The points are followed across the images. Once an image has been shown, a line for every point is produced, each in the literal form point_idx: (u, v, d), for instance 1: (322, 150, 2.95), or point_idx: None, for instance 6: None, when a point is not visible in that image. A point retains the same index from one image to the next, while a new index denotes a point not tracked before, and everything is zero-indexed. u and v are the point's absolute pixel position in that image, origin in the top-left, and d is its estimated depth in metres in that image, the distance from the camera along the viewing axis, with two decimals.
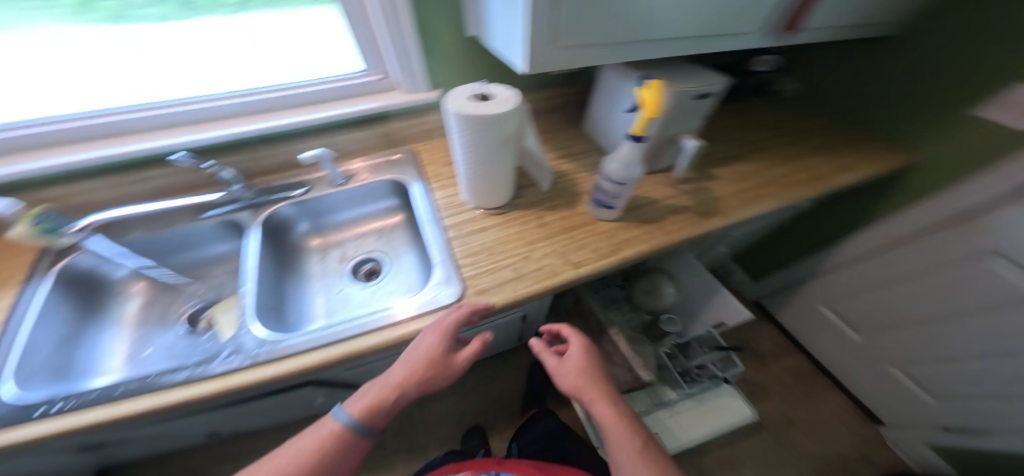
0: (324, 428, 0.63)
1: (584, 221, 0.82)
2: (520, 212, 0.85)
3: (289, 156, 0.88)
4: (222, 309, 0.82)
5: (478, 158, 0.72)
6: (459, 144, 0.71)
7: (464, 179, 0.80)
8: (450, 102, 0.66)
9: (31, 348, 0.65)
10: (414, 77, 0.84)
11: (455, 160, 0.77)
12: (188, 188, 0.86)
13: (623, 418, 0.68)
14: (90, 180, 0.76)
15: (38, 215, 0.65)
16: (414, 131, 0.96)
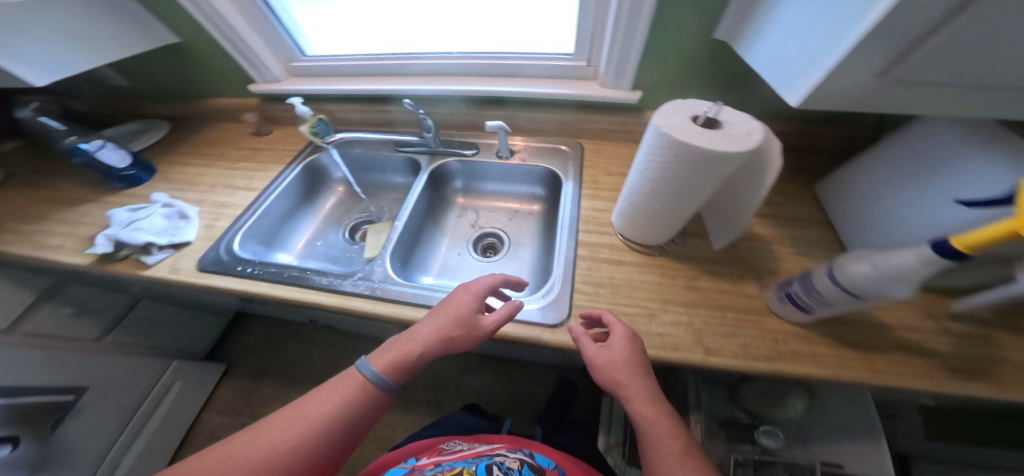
0: (345, 387, 0.51)
1: (753, 310, 0.61)
2: (675, 263, 0.68)
3: (476, 119, 0.90)
4: (373, 229, 0.88)
5: (660, 193, 0.56)
6: (645, 170, 0.56)
7: (626, 206, 0.65)
8: (661, 117, 0.51)
9: (263, 213, 0.83)
10: (625, 73, 0.72)
11: (627, 182, 0.62)
12: (396, 124, 0.97)
13: (682, 452, 0.46)
14: (338, 103, 0.95)
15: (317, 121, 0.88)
16: (594, 127, 0.85)
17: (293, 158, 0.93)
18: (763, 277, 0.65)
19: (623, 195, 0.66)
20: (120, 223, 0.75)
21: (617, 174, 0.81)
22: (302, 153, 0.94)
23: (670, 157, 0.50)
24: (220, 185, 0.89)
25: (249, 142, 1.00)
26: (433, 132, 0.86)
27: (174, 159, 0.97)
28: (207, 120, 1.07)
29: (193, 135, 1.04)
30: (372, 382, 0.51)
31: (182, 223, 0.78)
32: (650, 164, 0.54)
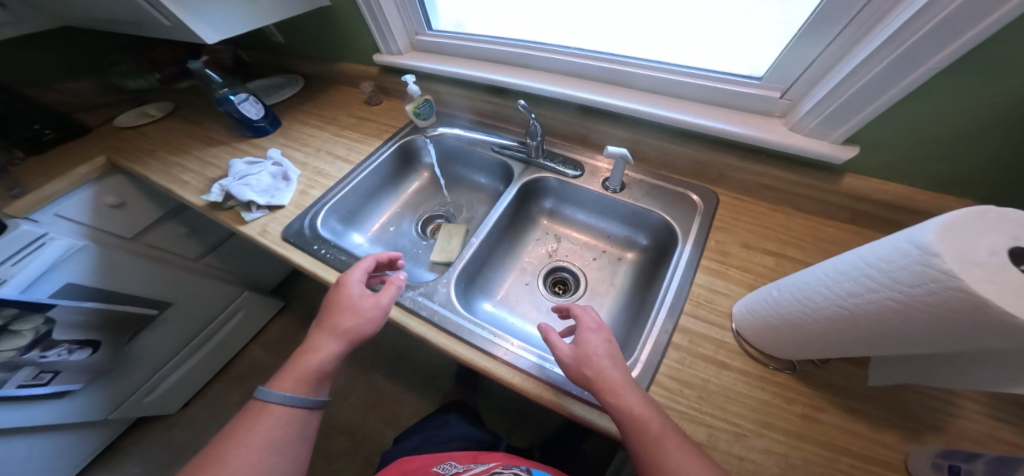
0: (260, 421, 0.48)
1: (881, 460, 0.41)
2: (809, 390, 0.46)
3: (592, 134, 0.76)
4: (446, 229, 0.83)
5: (866, 333, 0.34)
6: (859, 293, 0.33)
7: (780, 309, 0.43)
8: (943, 232, 0.26)
9: (351, 190, 0.83)
10: (846, 124, 0.50)
11: (800, 282, 0.40)
12: (503, 121, 0.87)
13: (688, 455, 0.39)
14: (449, 85, 0.88)
15: (423, 102, 0.85)
16: (745, 178, 0.64)
17: (391, 136, 0.91)
18: (923, 434, 0.41)
19: (773, 289, 0.45)
20: (236, 174, 0.82)
21: (758, 249, 0.59)
22: (399, 132, 0.92)
23: (931, 305, 0.27)
24: (323, 151, 0.91)
25: (359, 111, 1.01)
26: (538, 142, 0.75)
27: (294, 116, 1.03)
28: (329, 82, 1.11)
29: (314, 94, 1.09)
30: (284, 404, 0.49)
31: (284, 185, 0.83)
32: (875, 294, 0.31)
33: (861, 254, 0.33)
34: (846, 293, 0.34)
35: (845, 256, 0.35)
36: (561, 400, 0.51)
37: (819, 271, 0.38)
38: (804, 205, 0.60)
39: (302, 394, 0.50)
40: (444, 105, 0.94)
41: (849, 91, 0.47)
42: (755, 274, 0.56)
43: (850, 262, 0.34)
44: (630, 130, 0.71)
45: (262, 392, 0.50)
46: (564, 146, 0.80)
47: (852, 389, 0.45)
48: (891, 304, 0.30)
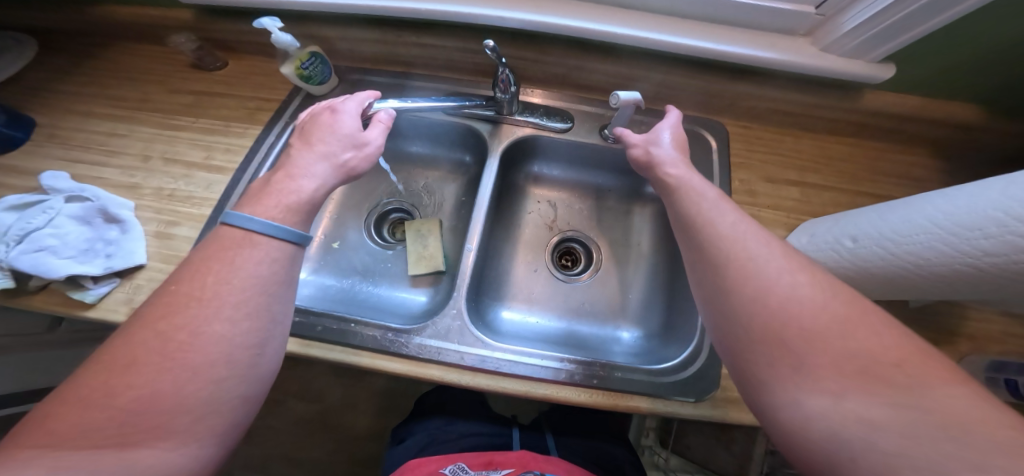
0: (241, 253, 0.33)
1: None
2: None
3: (573, 72, 0.58)
4: (411, 227, 0.65)
5: (1002, 286, 0.30)
6: (997, 253, 0.28)
7: (867, 263, 0.40)
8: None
9: None
10: (892, 42, 0.43)
11: (892, 231, 0.37)
12: (440, 67, 0.63)
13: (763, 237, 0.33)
14: (340, 28, 0.58)
15: (310, 58, 0.55)
16: (756, 105, 0.57)
17: (270, 120, 0.62)
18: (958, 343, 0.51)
19: (848, 235, 0.42)
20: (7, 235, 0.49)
21: (780, 182, 0.56)
22: (282, 113, 0.63)
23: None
24: (168, 157, 0.61)
25: (196, 85, 0.66)
26: (514, 92, 0.55)
27: (89, 113, 0.63)
28: (133, 43, 0.70)
29: (109, 67, 0.68)
30: (269, 237, 0.35)
31: (111, 230, 0.54)
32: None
33: (1001, 204, 0.28)
34: (978, 251, 0.30)
35: (973, 202, 0.30)
36: (645, 401, 0.49)
37: (924, 218, 0.34)
38: (814, 125, 0.57)
39: (291, 228, 0.36)
40: (339, 57, 0.64)
41: (908, 10, 0.39)
42: (787, 211, 0.54)
43: (982, 213, 0.29)
44: (624, 63, 0.55)
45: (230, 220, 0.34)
46: (542, 92, 0.61)
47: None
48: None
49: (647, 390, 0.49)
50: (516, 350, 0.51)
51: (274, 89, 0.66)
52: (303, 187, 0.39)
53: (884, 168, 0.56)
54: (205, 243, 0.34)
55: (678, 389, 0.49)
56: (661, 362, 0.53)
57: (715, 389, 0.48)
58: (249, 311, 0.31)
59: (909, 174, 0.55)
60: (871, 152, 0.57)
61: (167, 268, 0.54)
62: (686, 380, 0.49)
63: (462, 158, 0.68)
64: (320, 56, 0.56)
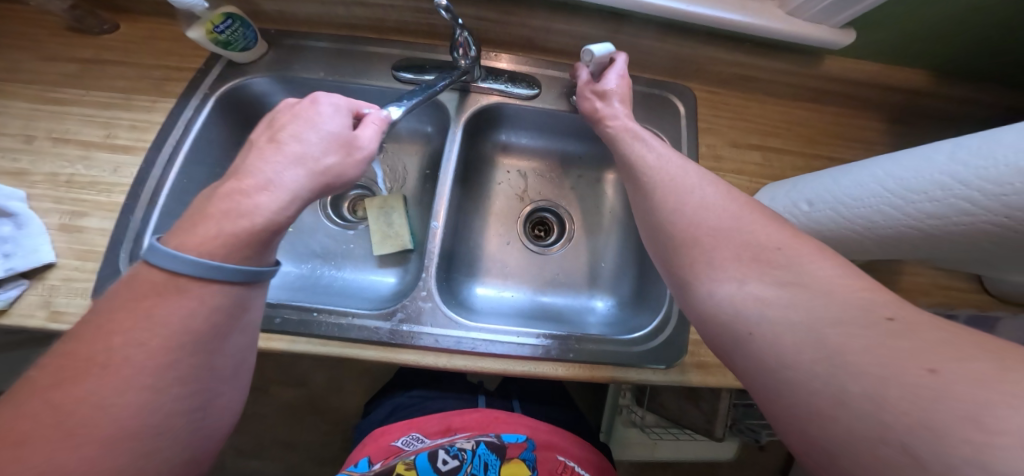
0: (161, 303, 0.28)
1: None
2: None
3: (536, 33, 0.53)
4: (373, 205, 0.61)
5: (935, 243, 0.35)
6: (941, 215, 0.31)
7: (821, 226, 0.43)
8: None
9: (172, 203, 0.52)
10: (854, 7, 0.42)
11: (846, 197, 0.39)
12: (388, 29, 0.55)
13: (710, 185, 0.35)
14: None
15: (225, 20, 0.47)
16: (723, 70, 0.56)
17: (185, 92, 0.53)
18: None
19: (802, 201, 0.45)
20: None
21: (744, 146, 0.57)
22: (198, 83, 0.54)
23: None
24: (56, 136, 0.51)
25: (81, 52, 0.55)
26: (476, 56, 0.50)
27: None
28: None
29: None
30: (203, 279, 0.30)
31: (3, 225, 0.45)
32: (967, 218, 0.30)
33: (948, 168, 0.30)
34: (923, 213, 0.33)
35: (921, 166, 0.32)
36: (617, 372, 0.52)
37: (874, 182, 0.36)
38: (776, 90, 0.57)
39: (236, 264, 0.31)
40: (268, 21, 0.55)
41: None
42: (750, 176, 0.56)
43: (929, 177, 0.32)
44: (590, 24, 0.51)
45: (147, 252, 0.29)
46: (502, 56, 0.56)
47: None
48: (991, 226, 0.29)
49: (615, 359, 0.52)
50: (494, 330, 0.51)
51: (183, 56, 0.56)
52: (262, 204, 0.32)
53: (839, 130, 0.58)
54: (123, 279, 0.30)
55: (649, 357, 0.52)
56: (631, 331, 0.56)
57: (683, 356, 0.52)
58: (176, 377, 0.28)
59: (860, 137, 0.57)
60: (827, 116, 0.58)
61: (84, 265, 0.48)
62: (654, 345, 0.52)
63: (422, 129, 0.63)
64: (238, 18, 0.48)
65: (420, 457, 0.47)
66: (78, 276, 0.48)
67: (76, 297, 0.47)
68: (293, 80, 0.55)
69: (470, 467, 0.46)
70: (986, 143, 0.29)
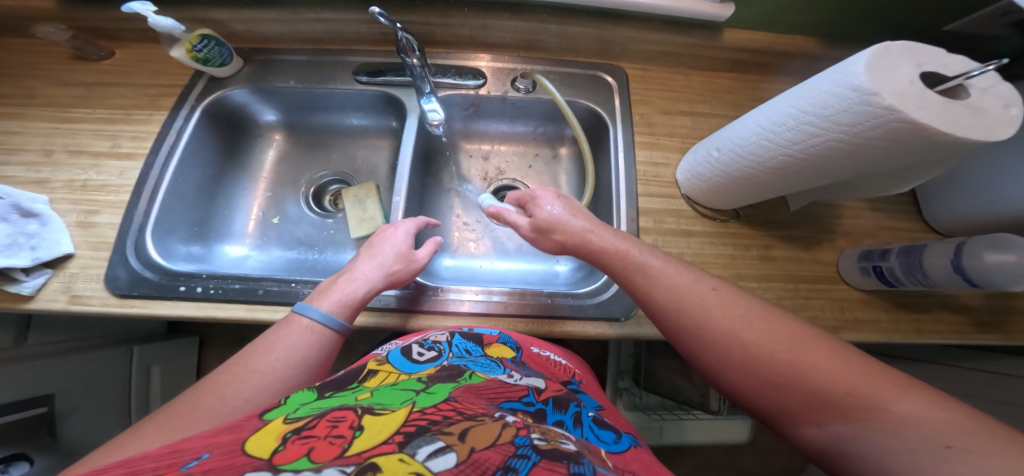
0: (284, 338, 0.43)
1: (823, 276, 0.58)
2: (753, 232, 0.59)
3: (474, 31, 0.61)
4: (348, 194, 0.67)
5: (807, 170, 0.41)
6: (801, 141, 0.39)
7: (729, 168, 0.50)
8: (870, 72, 0.30)
9: (170, 199, 0.59)
10: None
11: (740, 140, 0.46)
12: (350, 41, 0.64)
13: (673, 269, 0.47)
14: (234, 8, 0.59)
15: (202, 40, 0.56)
16: (644, 48, 0.62)
17: (176, 105, 0.62)
18: (837, 239, 0.60)
19: (714, 153, 0.52)
20: None
21: (674, 113, 0.64)
22: (187, 97, 0.62)
23: (874, 137, 0.32)
24: (72, 149, 0.61)
25: (89, 77, 0.65)
26: (422, 56, 0.57)
27: None
28: (14, 37, 0.68)
29: None
30: (323, 328, 0.45)
31: (30, 224, 0.55)
32: (818, 139, 0.37)
33: (795, 103, 0.38)
34: (789, 142, 0.40)
35: (780, 105, 0.40)
36: (573, 327, 0.56)
37: (755, 125, 0.44)
38: (695, 63, 0.64)
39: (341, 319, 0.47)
40: (243, 40, 0.64)
41: None
42: (681, 137, 0.62)
43: (787, 112, 0.39)
44: (517, 17, 0.59)
45: (296, 309, 0.46)
46: (448, 54, 0.64)
47: (774, 218, 0.60)
48: (835, 142, 0.36)
49: (568, 314, 0.56)
50: (458, 293, 0.57)
51: (173, 76, 0.65)
52: (346, 288, 0.49)
53: (758, 94, 0.64)
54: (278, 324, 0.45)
55: (599, 309, 0.56)
56: (585, 287, 0.60)
57: (637, 307, 0.57)
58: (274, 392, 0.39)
59: None
60: (747, 84, 0.64)
61: (97, 254, 0.57)
62: (604, 297, 0.57)
63: (387, 124, 0.70)
64: (213, 38, 0.58)
65: (396, 355, 0.44)
66: (94, 263, 0.56)
67: (93, 281, 0.55)
68: (268, 89, 0.65)
69: (452, 353, 0.44)
70: (813, 83, 0.36)
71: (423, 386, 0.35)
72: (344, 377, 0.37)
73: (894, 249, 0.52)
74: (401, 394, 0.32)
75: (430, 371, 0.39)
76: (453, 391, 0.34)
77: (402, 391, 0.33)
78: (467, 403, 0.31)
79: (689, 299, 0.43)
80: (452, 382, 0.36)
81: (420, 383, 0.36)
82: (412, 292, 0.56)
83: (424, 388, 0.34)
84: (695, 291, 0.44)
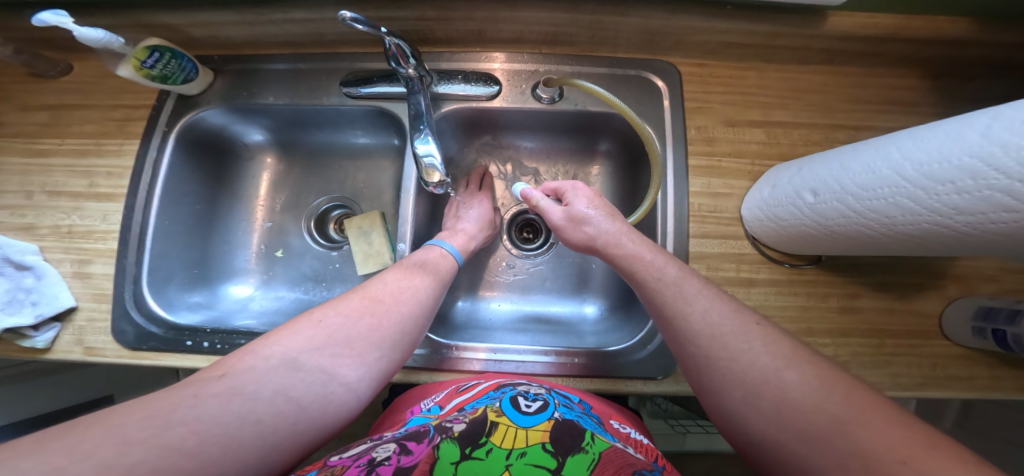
0: (410, 279, 0.44)
1: (924, 331, 0.47)
2: (836, 278, 0.48)
3: (485, 25, 0.48)
4: (352, 225, 0.60)
5: (974, 245, 0.26)
6: (974, 211, 0.23)
7: (828, 220, 0.35)
8: None
9: (160, 245, 0.54)
10: None
11: (856, 184, 0.31)
12: (334, 42, 0.53)
13: (710, 293, 0.37)
14: (184, 13, 0.47)
15: (151, 53, 0.45)
16: (707, 41, 0.48)
17: (145, 132, 0.54)
18: (948, 285, 0.48)
19: (800, 196, 0.38)
20: None
21: (742, 124, 0.50)
22: (155, 121, 0.54)
23: None
24: (50, 190, 0.54)
25: (51, 98, 0.57)
26: (417, 63, 0.45)
27: None
28: None
29: None
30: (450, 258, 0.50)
31: (26, 277, 0.50)
32: (1009, 216, 0.21)
33: (979, 150, 0.22)
34: (951, 208, 0.25)
35: (943, 146, 0.25)
36: (611, 389, 0.49)
37: (886, 169, 0.29)
38: (774, 56, 0.49)
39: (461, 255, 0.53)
40: (209, 47, 0.54)
41: None
42: (751, 157, 0.49)
43: (954, 162, 0.24)
44: (538, 7, 0.45)
45: (430, 243, 0.52)
46: (456, 56, 0.52)
47: (867, 260, 0.48)
48: None
49: (604, 375, 0.49)
50: (479, 350, 0.50)
51: (137, 94, 0.56)
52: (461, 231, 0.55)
53: (852, 97, 0.49)
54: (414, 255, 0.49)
55: (640, 369, 0.49)
56: (621, 337, 0.53)
57: None
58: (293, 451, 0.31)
59: (878, 102, 0.49)
60: (836, 82, 0.50)
61: (101, 306, 0.50)
62: (646, 353, 0.49)
63: (390, 141, 0.61)
64: (167, 50, 0.47)
65: (504, 402, 0.38)
66: (99, 315, 0.50)
67: (103, 333, 0.50)
68: (251, 107, 0.55)
69: (558, 405, 0.39)
70: None
71: (556, 464, 0.30)
72: (470, 430, 0.34)
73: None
74: None
75: (547, 429, 0.34)
76: (592, 471, 0.29)
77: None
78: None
79: (727, 326, 0.33)
80: (582, 452, 0.31)
81: (551, 455, 0.31)
82: (431, 350, 0.51)
83: (559, 467, 0.30)
84: (732, 320, 0.34)
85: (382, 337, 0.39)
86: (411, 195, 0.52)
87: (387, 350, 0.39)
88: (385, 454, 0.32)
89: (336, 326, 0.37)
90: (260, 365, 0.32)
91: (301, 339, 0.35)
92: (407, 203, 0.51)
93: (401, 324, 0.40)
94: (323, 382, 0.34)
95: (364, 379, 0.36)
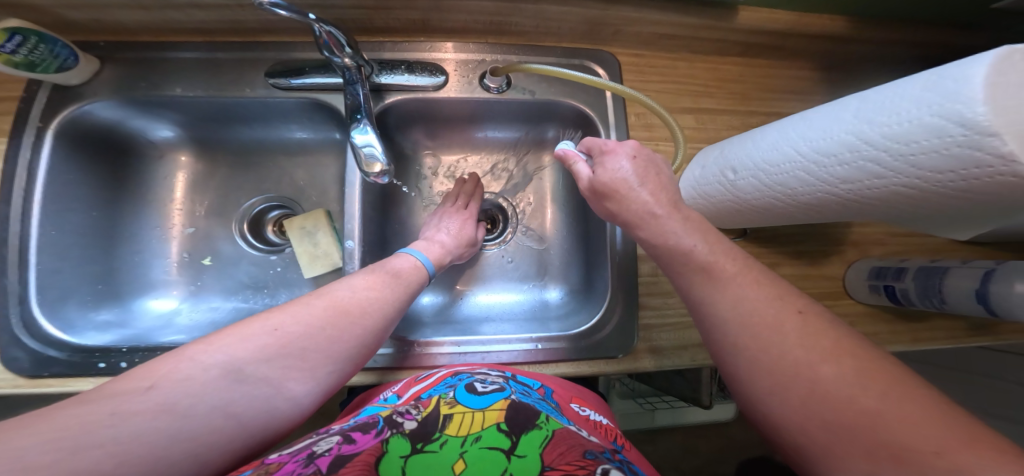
0: (382, 292, 0.42)
1: (833, 292, 0.54)
2: (760, 249, 0.53)
3: (424, 13, 0.47)
4: (294, 225, 0.56)
5: (854, 210, 0.30)
6: (851, 180, 0.27)
7: (745, 195, 0.39)
8: (992, 95, 0.18)
9: (49, 260, 0.47)
10: None
11: (765, 161, 0.35)
12: (255, 28, 0.48)
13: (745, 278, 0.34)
14: None
15: (11, 37, 0.39)
16: (643, 32, 0.50)
17: (15, 129, 0.46)
18: (846, 250, 0.55)
19: (723, 175, 0.41)
20: None
21: (676, 111, 0.53)
22: (27, 116, 0.46)
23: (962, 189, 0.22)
24: None
25: None
26: (354, 53, 0.42)
27: None
28: None
29: None
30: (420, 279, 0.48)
31: None
32: (879, 182, 0.25)
33: (854, 127, 0.26)
34: (834, 179, 0.28)
35: (827, 125, 0.28)
36: (568, 369, 0.50)
37: (787, 146, 0.32)
38: (702, 48, 0.53)
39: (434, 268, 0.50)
40: (92, 32, 0.48)
41: None
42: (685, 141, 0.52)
43: (836, 139, 0.27)
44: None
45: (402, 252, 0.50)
46: (398, 45, 0.50)
47: (786, 232, 0.54)
48: (904, 189, 0.24)
49: (563, 356, 0.50)
50: (441, 344, 0.50)
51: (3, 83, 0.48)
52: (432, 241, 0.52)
53: (767, 86, 0.55)
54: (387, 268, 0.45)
55: (597, 349, 0.50)
56: (578, 319, 0.55)
57: (635, 342, 0.51)
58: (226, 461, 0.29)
59: (788, 89, 0.55)
60: (754, 71, 0.55)
61: None
62: (603, 330, 0.51)
63: (330, 135, 0.57)
64: (34, 34, 0.40)
65: (458, 390, 0.38)
66: None
67: None
68: (154, 99, 0.49)
69: (516, 389, 0.39)
70: (890, 100, 0.24)
71: (510, 444, 0.32)
72: (423, 426, 0.34)
73: (909, 269, 0.47)
74: (495, 461, 0.31)
75: (502, 408, 0.35)
76: (544, 449, 0.31)
77: (492, 458, 0.31)
78: (563, 468, 0.28)
79: None
80: (536, 429, 0.33)
81: (505, 435, 0.32)
82: (390, 349, 0.49)
83: (513, 446, 0.32)
84: None
85: (342, 350, 0.36)
86: (355, 188, 0.49)
87: (341, 364, 0.36)
88: (327, 446, 0.30)
89: (295, 337, 0.34)
90: (199, 376, 0.29)
91: (250, 347, 0.32)
92: (355, 202, 0.49)
93: (365, 340, 0.38)
94: (269, 396, 0.32)
95: (312, 394, 0.34)
